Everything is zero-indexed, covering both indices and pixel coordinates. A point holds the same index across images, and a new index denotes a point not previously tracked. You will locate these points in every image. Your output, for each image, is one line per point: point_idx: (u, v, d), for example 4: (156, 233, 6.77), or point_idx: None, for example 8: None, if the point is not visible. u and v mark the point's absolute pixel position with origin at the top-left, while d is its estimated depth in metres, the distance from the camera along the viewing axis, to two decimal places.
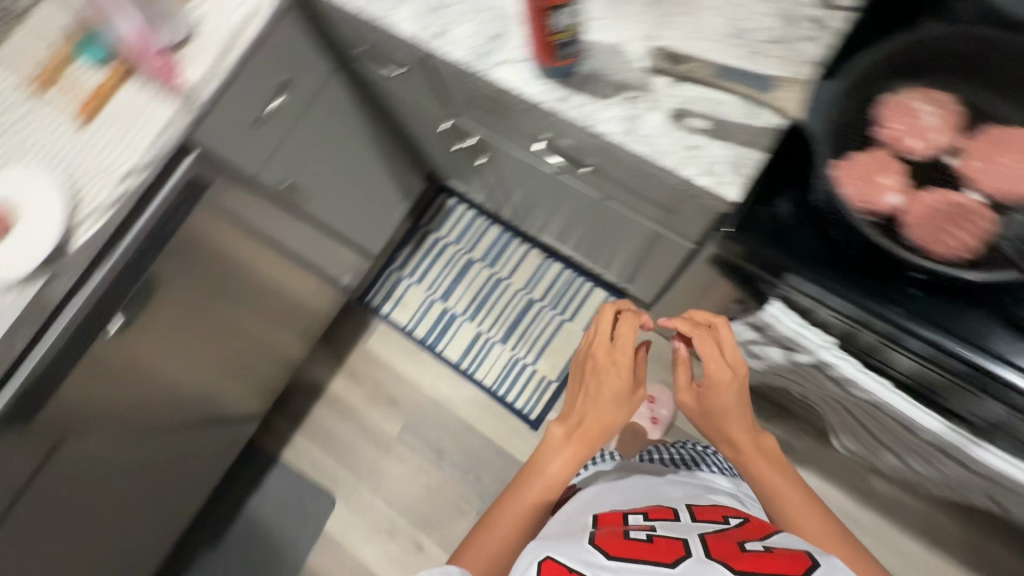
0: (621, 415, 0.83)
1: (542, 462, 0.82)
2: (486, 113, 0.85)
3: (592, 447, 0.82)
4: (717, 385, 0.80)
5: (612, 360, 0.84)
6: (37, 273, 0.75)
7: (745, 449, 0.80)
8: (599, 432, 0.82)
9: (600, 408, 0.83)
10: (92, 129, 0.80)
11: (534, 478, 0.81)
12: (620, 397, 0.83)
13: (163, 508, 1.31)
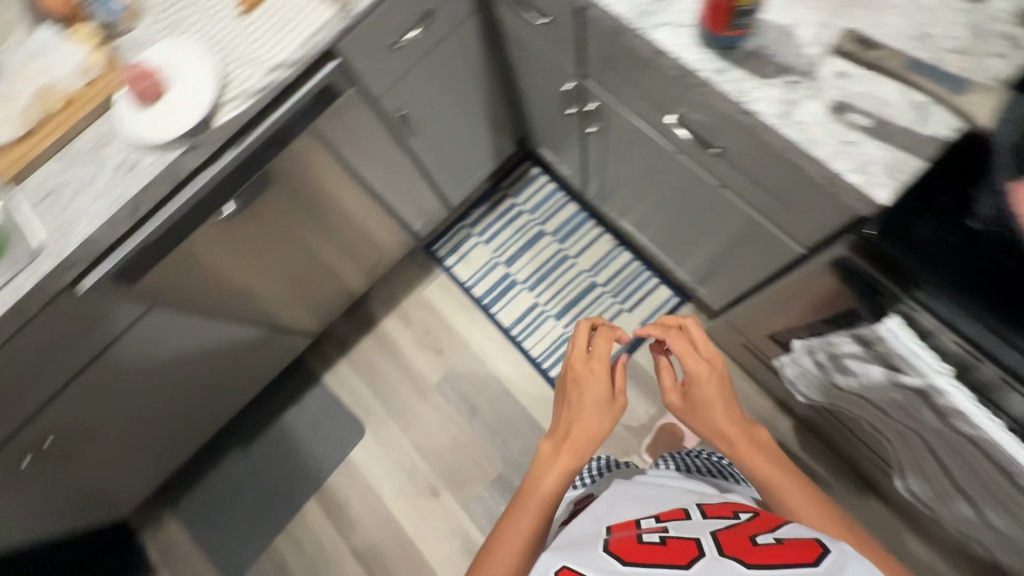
0: (607, 422, 0.84)
1: (537, 484, 0.77)
2: (621, 77, 0.85)
3: (583, 457, 0.80)
4: (699, 379, 0.88)
5: (596, 368, 0.89)
6: (177, 142, 0.79)
7: (740, 444, 0.81)
8: (587, 439, 0.81)
9: (586, 413, 0.84)
10: (253, 17, 0.84)
11: (530, 502, 0.74)
12: (604, 401, 0.86)
13: (212, 396, 1.38)
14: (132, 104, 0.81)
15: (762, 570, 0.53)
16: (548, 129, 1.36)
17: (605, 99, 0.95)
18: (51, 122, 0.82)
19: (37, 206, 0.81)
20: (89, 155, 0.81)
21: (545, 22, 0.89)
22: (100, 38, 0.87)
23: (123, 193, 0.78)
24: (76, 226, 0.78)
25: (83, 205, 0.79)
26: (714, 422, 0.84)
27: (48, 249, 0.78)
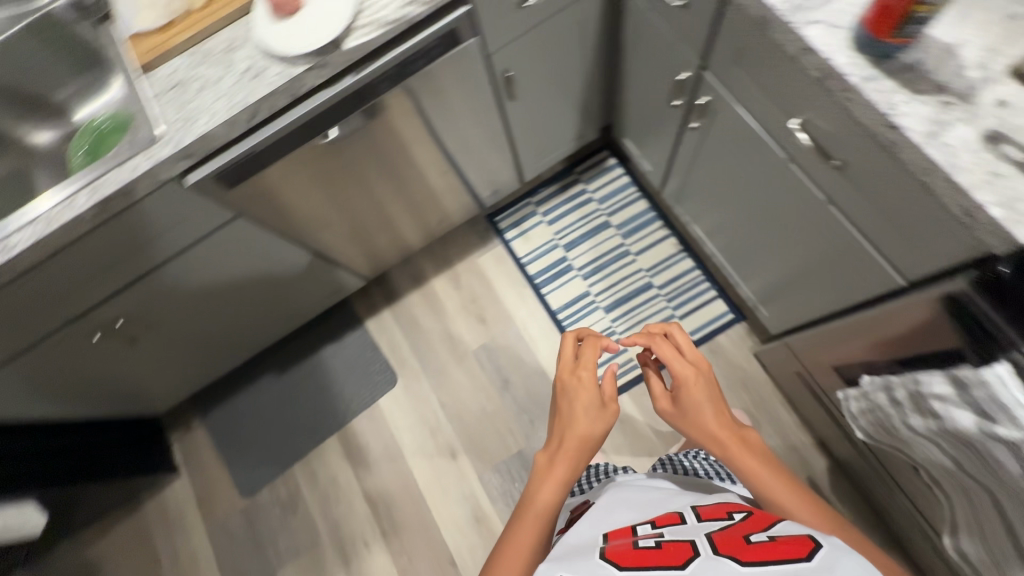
0: (599, 429, 0.83)
1: (532, 500, 0.76)
2: (749, 72, 0.83)
3: (575, 466, 0.80)
4: (686, 382, 0.85)
5: (583, 378, 0.88)
6: (304, 58, 0.81)
7: (734, 448, 0.77)
8: (579, 448, 0.81)
9: (576, 422, 0.83)
10: None
11: (525, 518, 0.74)
12: (595, 409, 0.84)
13: (262, 316, 1.43)
14: (269, 13, 0.83)
15: (756, 566, 0.53)
16: (641, 119, 1.34)
17: (721, 95, 0.93)
18: (191, 18, 0.85)
19: (163, 96, 0.84)
20: (220, 56, 0.84)
21: (679, 5, 0.88)
22: None
23: (246, 99, 0.81)
24: (197, 122, 0.82)
25: (206, 103, 0.82)
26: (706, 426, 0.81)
27: (166, 138, 0.82)
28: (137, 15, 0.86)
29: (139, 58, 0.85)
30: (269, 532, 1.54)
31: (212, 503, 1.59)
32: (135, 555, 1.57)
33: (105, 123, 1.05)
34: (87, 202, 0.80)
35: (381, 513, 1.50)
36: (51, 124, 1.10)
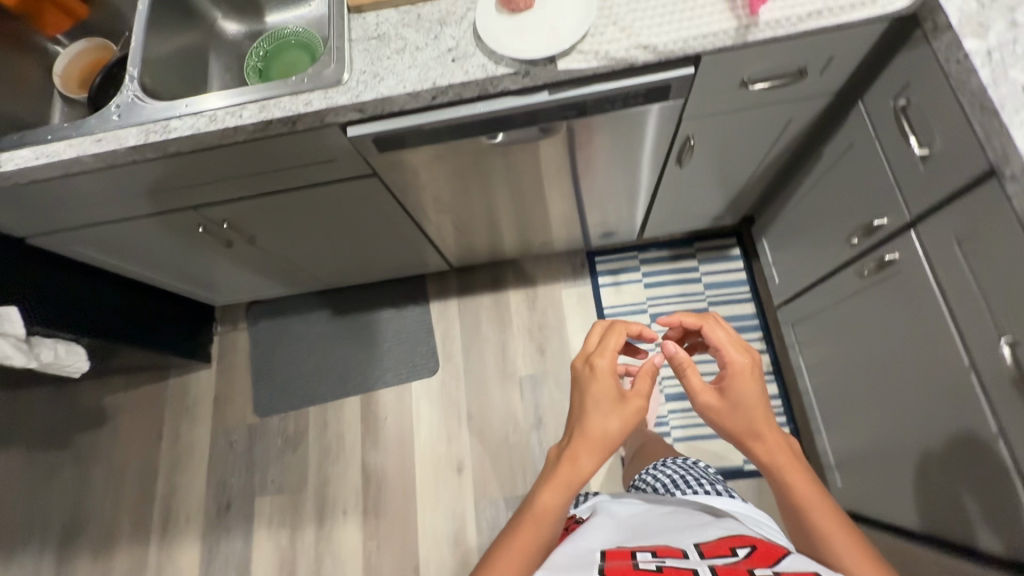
0: (617, 426, 0.64)
1: (533, 509, 0.62)
2: (975, 260, 0.72)
3: (587, 472, 0.62)
4: (740, 373, 0.68)
5: (600, 372, 0.67)
6: (511, 64, 0.76)
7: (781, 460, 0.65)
8: (589, 448, 0.63)
9: (589, 418, 0.65)
10: None
11: (523, 537, 0.61)
12: (615, 405, 0.65)
13: (345, 261, 1.42)
14: (498, 3, 0.79)
15: None
16: (796, 232, 1.23)
17: (919, 262, 0.82)
18: None
19: (361, 43, 0.82)
20: (430, 25, 0.81)
21: (921, 154, 0.77)
22: None
23: (436, 79, 0.78)
24: (382, 82, 0.79)
25: (399, 66, 0.80)
26: (752, 426, 0.66)
27: (348, 86, 0.80)
28: None
29: None
30: (264, 458, 1.55)
31: (227, 406, 1.62)
32: (143, 421, 1.63)
33: (294, 37, 1.07)
34: (251, 120, 0.80)
35: (370, 490, 1.48)
36: (245, 17, 1.11)
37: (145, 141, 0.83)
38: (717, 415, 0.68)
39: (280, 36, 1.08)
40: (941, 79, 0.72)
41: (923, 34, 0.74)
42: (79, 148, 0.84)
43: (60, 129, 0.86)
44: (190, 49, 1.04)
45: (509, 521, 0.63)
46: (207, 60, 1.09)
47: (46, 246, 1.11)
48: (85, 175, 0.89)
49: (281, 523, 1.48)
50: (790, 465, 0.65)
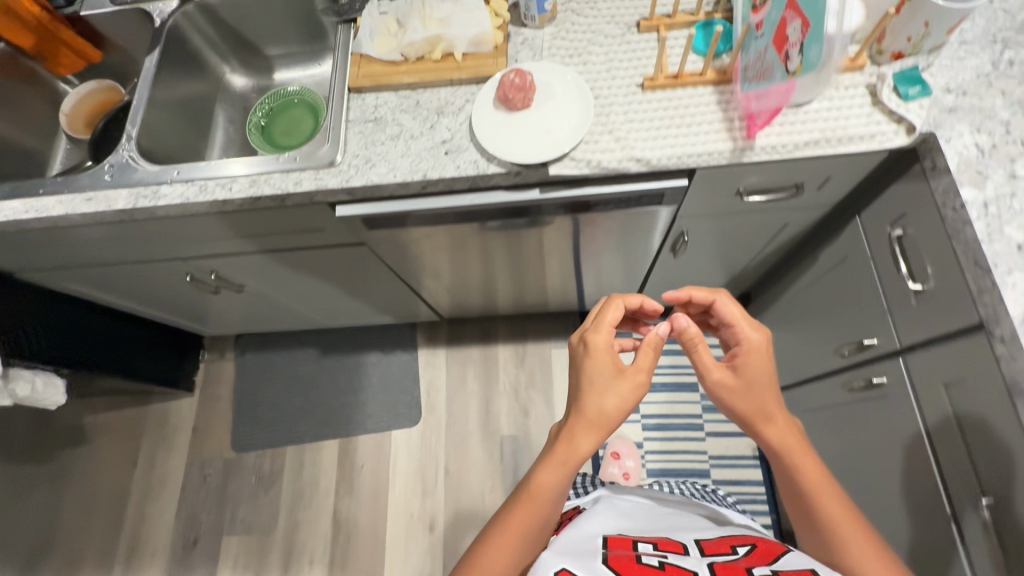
0: (614, 404, 0.62)
1: (532, 489, 0.61)
2: (962, 409, 0.69)
3: (585, 452, 0.61)
4: (751, 351, 0.65)
5: (597, 350, 0.65)
6: (503, 163, 0.76)
7: (791, 446, 0.63)
8: (584, 428, 0.62)
9: (586, 398, 0.63)
10: (652, 96, 0.77)
11: (522, 518, 0.60)
12: (614, 384, 0.63)
13: (335, 307, 1.42)
14: (496, 99, 0.79)
15: None
16: (789, 324, 1.20)
17: (907, 393, 0.80)
18: (419, 65, 0.83)
19: (357, 125, 0.82)
20: (428, 113, 0.81)
21: (914, 288, 0.76)
22: (505, 18, 0.84)
23: (428, 171, 0.78)
24: (374, 167, 0.79)
25: (392, 152, 0.80)
26: (763, 410, 0.64)
27: (339, 168, 0.80)
28: (374, 39, 0.85)
29: (355, 78, 0.83)
30: (236, 496, 1.53)
31: (206, 437, 1.61)
32: (122, 445, 1.62)
33: (298, 97, 1.08)
34: (240, 194, 0.80)
35: (339, 541, 1.46)
36: (254, 72, 1.12)
37: (134, 205, 0.83)
38: (729, 396, 0.64)
39: (285, 95, 1.08)
40: (936, 219, 0.71)
41: (921, 169, 0.72)
42: (68, 206, 0.84)
43: (52, 182, 0.86)
44: (196, 102, 1.05)
45: (507, 499, 0.63)
46: (213, 112, 1.09)
47: (37, 280, 1.11)
48: (74, 228, 0.89)
49: (245, 567, 1.45)
50: (799, 450, 0.62)
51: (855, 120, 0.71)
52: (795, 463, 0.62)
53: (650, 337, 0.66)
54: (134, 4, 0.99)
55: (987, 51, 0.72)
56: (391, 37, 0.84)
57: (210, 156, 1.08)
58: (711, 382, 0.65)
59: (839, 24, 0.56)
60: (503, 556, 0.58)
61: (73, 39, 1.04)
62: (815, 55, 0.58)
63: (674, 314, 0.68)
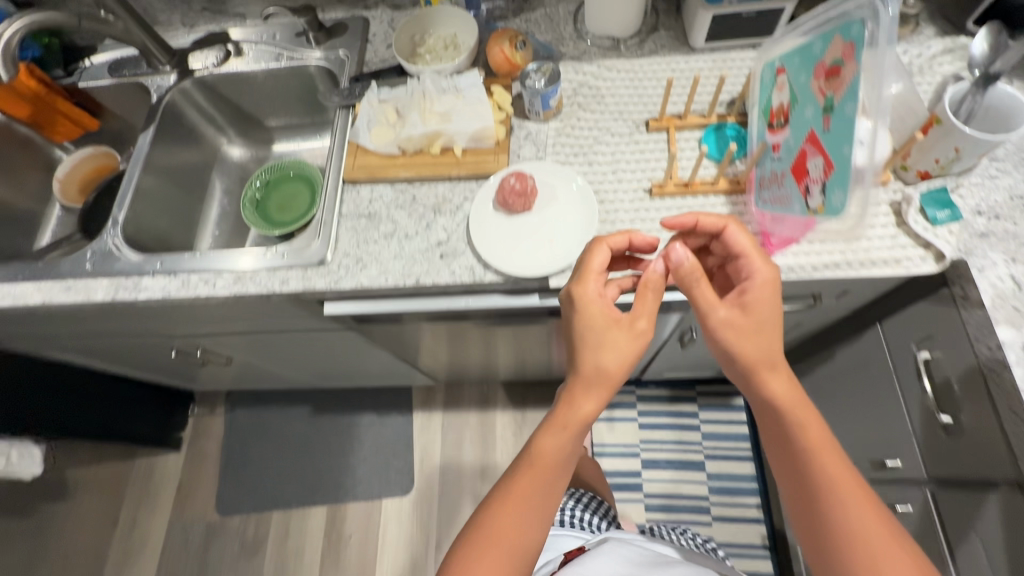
0: (614, 359, 0.55)
1: (536, 456, 0.55)
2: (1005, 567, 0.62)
3: (589, 413, 0.55)
4: (755, 287, 0.57)
5: (592, 298, 0.59)
6: (500, 272, 0.72)
7: (786, 396, 0.54)
8: (586, 388, 0.56)
9: (586, 352, 0.56)
10: (660, 204, 0.73)
11: (526, 488, 0.54)
12: (613, 336, 0.56)
13: (327, 372, 1.37)
14: (495, 199, 0.75)
15: None
16: None
17: (933, 527, 0.75)
18: (417, 159, 0.79)
19: (350, 220, 0.78)
20: (424, 210, 0.78)
21: (946, 422, 0.69)
22: (508, 111, 0.81)
23: (421, 276, 0.73)
24: (365, 269, 0.75)
25: (384, 253, 0.76)
26: (763, 354, 0.55)
27: (329, 267, 0.76)
28: (371, 129, 0.82)
29: (350, 169, 0.80)
30: (217, 564, 1.46)
31: (190, 498, 1.55)
32: (103, 503, 1.56)
33: (294, 169, 1.05)
34: (224, 291, 0.76)
35: None
36: (252, 141, 1.10)
37: (114, 297, 0.79)
38: (732, 335, 0.56)
39: (281, 168, 1.05)
40: (967, 351, 0.66)
41: (950, 294, 0.67)
42: (45, 295, 0.80)
43: (30, 268, 0.82)
44: (191, 174, 1.02)
45: (510, 466, 0.57)
46: (209, 182, 1.06)
47: (20, 350, 1.07)
48: (52, 314, 0.85)
49: None
50: (797, 402, 0.54)
51: (878, 243, 0.66)
52: (790, 419, 0.54)
53: (648, 275, 0.58)
54: (134, 77, 0.97)
55: (1021, 169, 0.68)
56: (389, 128, 0.81)
57: (204, 227, 1.04)
58: (711, 320, 0.57)
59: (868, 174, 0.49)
60: (509, 531, 0.52)
61: (71, 109, 1.01)
62: (840, 203, 0.51)
63: (672, 245, 0.59)
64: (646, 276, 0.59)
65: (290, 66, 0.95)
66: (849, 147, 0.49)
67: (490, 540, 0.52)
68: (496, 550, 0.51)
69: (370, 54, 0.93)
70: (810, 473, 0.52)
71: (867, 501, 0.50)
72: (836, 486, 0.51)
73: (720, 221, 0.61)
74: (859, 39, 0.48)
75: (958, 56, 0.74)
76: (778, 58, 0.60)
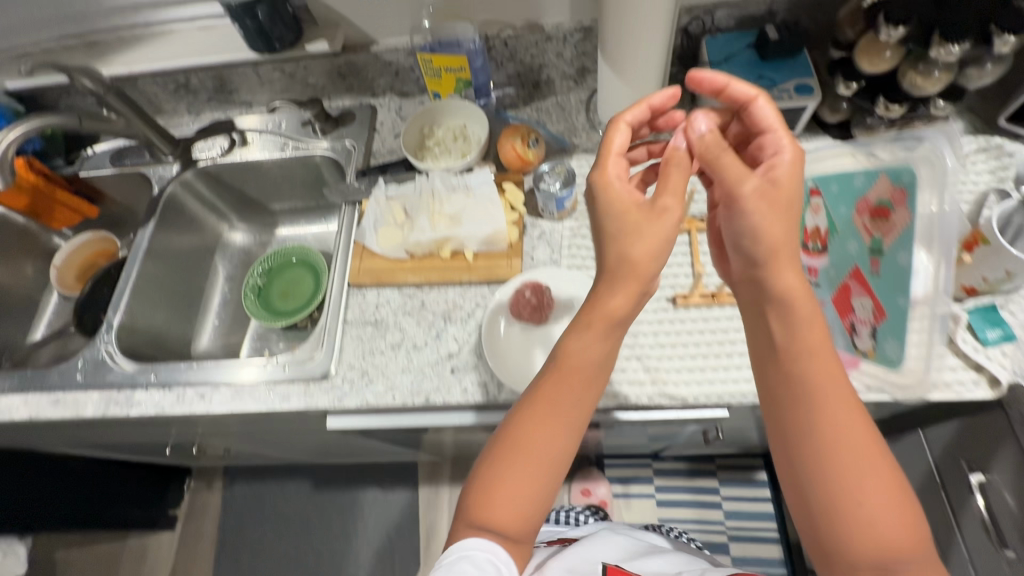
0: (642, 250, 0.50)
1: (565, 361, 0.53)
2: None
3: (616, 308, 0.51)
4: (780, 164, 0.50)
5: (611, 180, 0.53)
6: (515, 392, 0.67)
7: (797, 291, 0.48)
8: (612, 284, 0.51)
9: (609, 242, 0.52)
10: (685, 314, 0.69)
11: (549, 400, 0.52)
12: (636, 222, 0.51)
13: (330, 451, 1.30)
14: (507, 308, 0.71)
15: None
16: None
17: None
18: (426, 263, 0.76)
19: (355, 327, 0.74)
20: (433, 318, 0.74)
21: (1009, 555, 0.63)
22: (520, 211, 0.77)
23: (430, 393, 0.69)
24: (370, 385, 0.70)
25: (391, 366, 0.71)
26: (788, 235, 0.49)
27: (332, 382, 0.71)
28: (378, 230, 0.78)
29: (355, 273, 0.76)
30: None
31: None
32: None
33: (297, 256, 1.01)
34: (221, 407, 0.72)
35: None
36: (255, 225, 1.07)
37: (104, 413, 0.74)
38: (756, 211, 0.50)
39: (284, 255, 1.02)
40: None
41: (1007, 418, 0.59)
42: (32, 409, 0.75)
43: (19, 378, 0.78)
44: (191, 263, 0.99)
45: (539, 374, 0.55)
46: (211, 268, 1.03)
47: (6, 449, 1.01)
48: (38, 427, 0.80)
49: None
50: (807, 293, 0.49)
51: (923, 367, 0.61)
52: (796, 314, 0.48)
53: (672, 156, 0.54)
54: (134, 167, 0.96)
55: None
56: (397, 229, 0.78)
57: (205, 317, 0.99)
58: (736, 197, 0.50)
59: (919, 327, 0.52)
60: (541, 438, 0.52)
61: (69, 198, 0.97)
62: (893, 353, 0.54)
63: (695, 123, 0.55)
64: (670, 154, 0.54)
65: (295, 155, 0.92)
66: (905, 298, 0.52)
67: (517, 449, 0.51)
68: (533, 453, 0.51)
69: (378, 143, 0.91)
70: (796, 379, 0.47)
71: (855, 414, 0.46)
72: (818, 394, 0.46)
73: (750, 90, 0.54)
74: (914, 187, 0.53)
75: (992, 155, 0.71)
76: (808, 177, 0.61)
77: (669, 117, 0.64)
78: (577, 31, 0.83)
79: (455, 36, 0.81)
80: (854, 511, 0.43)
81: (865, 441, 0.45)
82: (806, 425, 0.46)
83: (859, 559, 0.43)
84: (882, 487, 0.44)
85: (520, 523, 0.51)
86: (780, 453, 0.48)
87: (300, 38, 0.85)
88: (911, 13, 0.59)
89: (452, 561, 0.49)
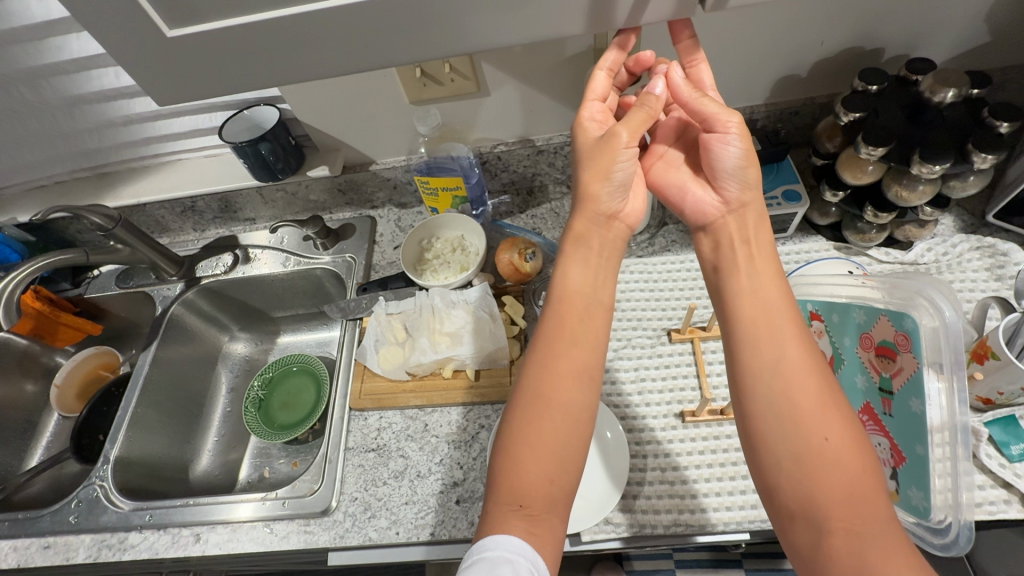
0: (592, 173, 0.56)
1: (562, 294, 0.56)
2: None
3: (582, 227, 0.57)
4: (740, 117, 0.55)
5: (585, 121, 0.58)
6: None
7: (758, 214, 0.55)
8: (575, 209, 0.58)
9: (578, 169, 0.58)
10: (695, 431, 0.67)
11: (553, 342, 0.53)
12: (598, 156, 0.55)
13: None
14: None
15: None
16: None
17: None
18: (428, 383, 0.76)
19: (357, 455, 0.73)
20: (437, 441, 0.72)
21: None
22: (521, 324, 0.78)
23: (435, 528, 0.65)
24: (374, 520, 0.67)
25: (395, 498, 0.68)
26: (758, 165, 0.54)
27: (334, 517, 0.68)
28: (379, 350, 0.78)
29: (357, 397, 0.76)
30: None
31: None
32: None
33: (298, 364, 0.99)
34: (217, 550, 0.68)
35: None
36: (258, 334, 1.08)
37: (95, 558, 0.71)
38: (742, 143, 0.53)
39: (284, 362, 0.99)
40: None
41: None
42: (21, 556, 0.72)
43: (10, 522, 0.75)
44: (191, 378, 0.98)
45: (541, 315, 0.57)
46: (214, 380, 1.02)
47: None
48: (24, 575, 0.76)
49: None
50: (759, 223, 0.55)
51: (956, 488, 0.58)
52: (751, 243, 0.54)
53: (642, 96, 0.54)
54: (139, 287, 0.97)
55: None
56: (398, 349, 0.78)
57: (205, 435, 0.96)
58: (724, 127, 0.53)
59: (946, 490, 0.45)
60: (561, 385, 0.51)
61: (72, 319, 0.98)
62: (921, 504, 0.47)
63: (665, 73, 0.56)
64: (641, 95, 0.55)
65: (297, 269, 0.94)
66: (923, 449, 0.47)
67: (532, 392, 0.52)
68: (553, 391, 0.51)
69: (378, 255, 0.92)
70: (745, 312, 0.50)
71: (812, 346, 0.48)
72: (773, 328, 0.49)
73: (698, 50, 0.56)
74: (914, 336, 0.48)
75: (987, 253, 0.72)
76: (807, 302, 0.60)
77: (637, 58, 0.57)
78: (567, 143, 0.85)
79: (450, 156, 0.84)
80: (827, 443, 0.43)
81: (804, 362, 0.47)
82: (770, 358, 0.47)
83: (829, 509, 0.42)
84: (835, 418, 0.44)
85: (543, 489, 0.48)
86: (736, 396, 0.49)
87: (302, 164, 0.89)
88: (887, 136, 0.61)
89: (493, 562, 0.43)
